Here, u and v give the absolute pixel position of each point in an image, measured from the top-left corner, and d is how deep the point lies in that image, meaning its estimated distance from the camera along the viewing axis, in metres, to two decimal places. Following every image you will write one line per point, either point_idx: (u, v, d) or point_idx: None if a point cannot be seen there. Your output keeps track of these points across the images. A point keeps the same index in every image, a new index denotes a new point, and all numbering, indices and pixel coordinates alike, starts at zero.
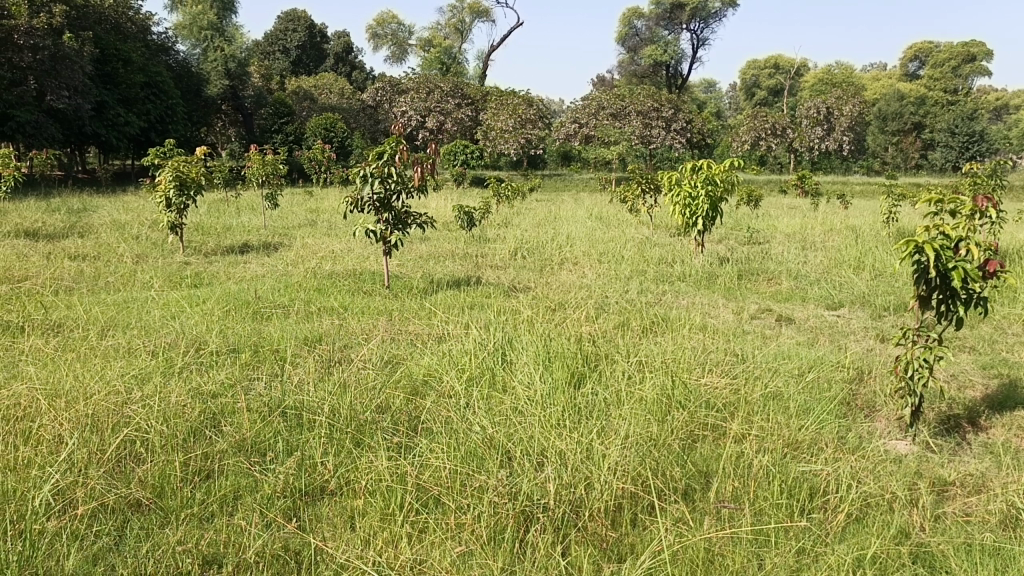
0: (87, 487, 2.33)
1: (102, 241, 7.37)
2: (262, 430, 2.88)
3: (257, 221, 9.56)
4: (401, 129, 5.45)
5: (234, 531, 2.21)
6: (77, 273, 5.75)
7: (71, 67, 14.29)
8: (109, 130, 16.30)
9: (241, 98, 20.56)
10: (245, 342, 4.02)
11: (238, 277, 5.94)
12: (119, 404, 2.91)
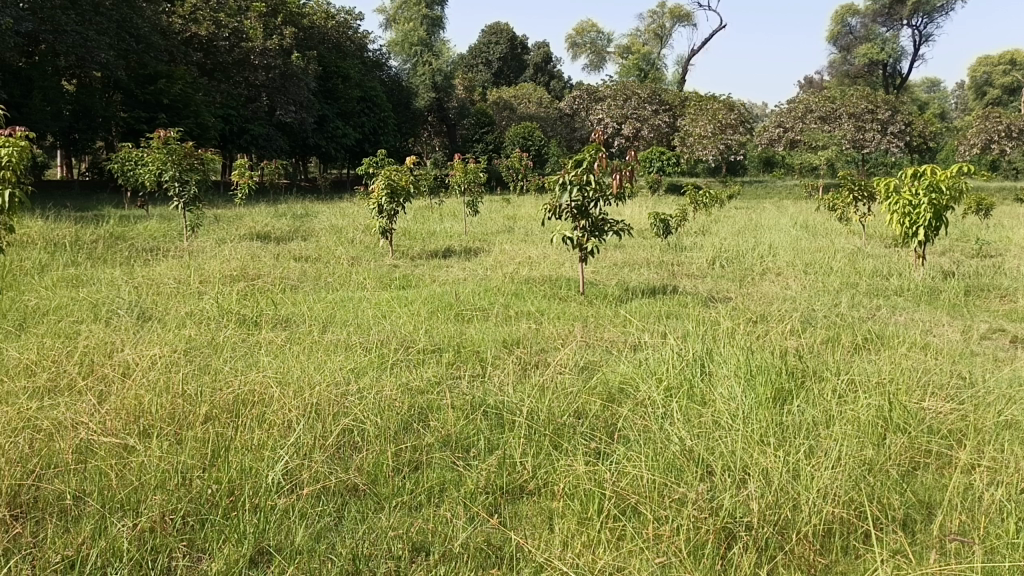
0: (312, 470, 2.54)
1: (322, 243, 8.00)
2: (466, 427, 3.01)
3: (460, 227, 9.99)
4: (601, 137, 5.48)
5: (440, 522, 2.33)
6: (301, 273, 6.27)
7: (298, 84, 15.78)
8: (328, 141, 17.73)
9: (446, 109, 21.58)
10: (448, 342, 4.22)
11: (442, 280, 6.24)
12: (339, 395, 3.15)
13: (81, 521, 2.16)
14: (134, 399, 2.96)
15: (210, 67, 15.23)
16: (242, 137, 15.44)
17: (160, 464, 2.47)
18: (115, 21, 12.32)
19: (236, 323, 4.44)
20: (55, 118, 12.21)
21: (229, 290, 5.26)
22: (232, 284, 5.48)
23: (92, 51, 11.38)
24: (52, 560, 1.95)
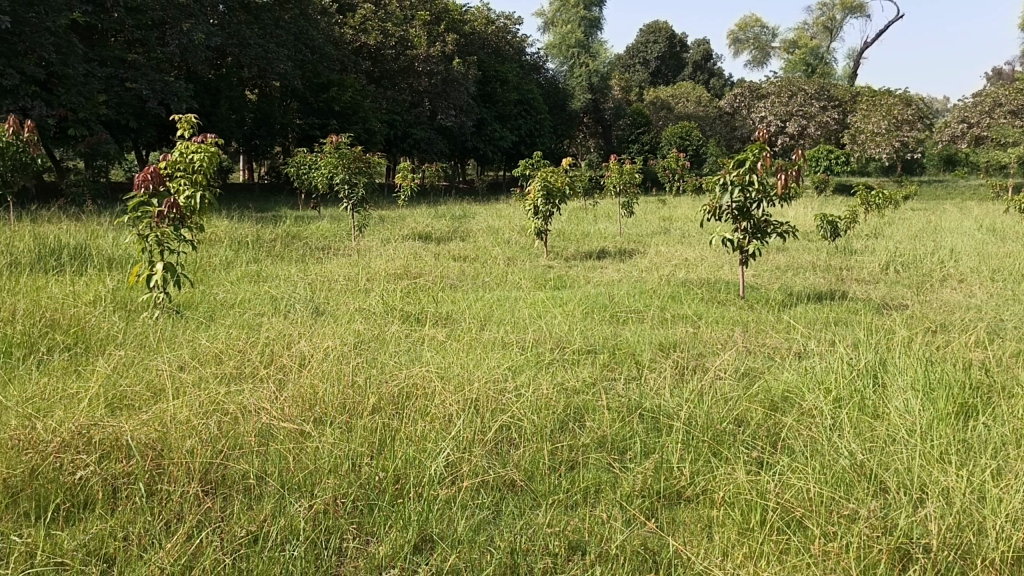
0: (471, 463, 2.61)
1: (480, 244, 8.18)
2: (621, 429, 2.99)
3: (615, 228, 9.95)
4: (766, 136, 5.29)
5: (597, 522, 2.33)
6: (459, 272, 6.45)
7: (459, 88, 16.28)
8: (486, 144, 18.21)
9: (602, 110, 21.62)
10: (604, 344, 4.21)
11: (597, 281, 6.24)
12: (498, 392, 3.23)
13: (262, 499, 2.32)
14: (309, 388, 3.15)
15: (377, 75, 15.98)
16: (406, 141, 16.31)
17: (332, 451, 2.61)
18: (293, 33, 13.29)
19: (400, 319, 4.63)
20: (240, 125, 13.32)
21: (393, 288, 5.49)
22: (396, 282, 5.71)
23: (273, 63, 12.38)
24: (237, 533, 2.11)
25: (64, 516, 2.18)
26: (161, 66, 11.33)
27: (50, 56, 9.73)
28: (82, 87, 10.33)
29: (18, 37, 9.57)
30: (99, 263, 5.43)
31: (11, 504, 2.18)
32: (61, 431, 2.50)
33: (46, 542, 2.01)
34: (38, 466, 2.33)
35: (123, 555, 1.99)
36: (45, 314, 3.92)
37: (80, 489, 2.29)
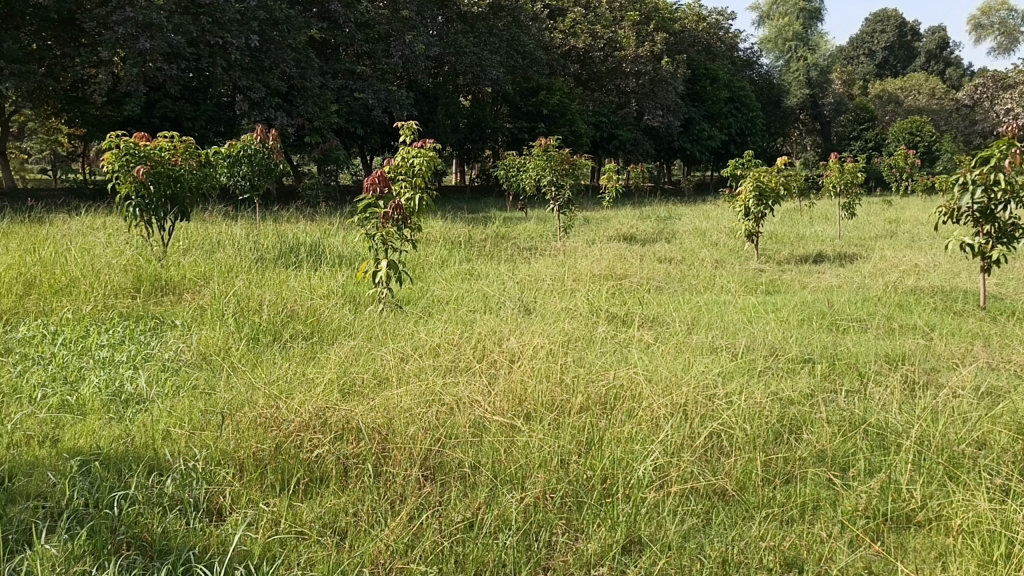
0: (681, 469, 2.57)
1: (687, 246, 8.04)
2: (843, 445, 2.83)
3: (834, 231, 9.39)
4: (1014, 129, 4.66)
5: (815, 540, 2.22)
6: (666, 274, 6.36)
7: (667, 88, 16.10)
8: (694, 144, 18.05)
9: (820, 106, 20.90)
10: (822, 353, 3.99)
11: (813, 286, 5.92)
12: (708, 398, 3.16)
13: (477, 488, 2.42)
14: (520, 384, 3.24)
15: (585, 77, 16.17)
16: (612, 142, 16.44)
17: (543, 447, 2.67)
18: (506, 40, 13.84)
19: (607, 320, 4.65)
20: (454, 130, 14.08)
21: (599, 288, 5.52)
22: (602, 283, 5.72)
23: (486, 69, 12.91)
24: (454, 518, 2.22)
25: (303, 488, 2.39)
26: (386, 77, 12.14)
27: (291, 70, 10.79)
28: (318, 98, 11.31)
29: (266, 54, 10.72)
30: (330, 260, 5.89)
31: (260, 474, 2.42)
32: (301, 411, 2.74)
33: (289, 511, 2.22)
34: (282, 442, 2.57)
35: (354, 528, 2.15)
36: (286, 306, 4.32)
37: (316, 465, 2.49)
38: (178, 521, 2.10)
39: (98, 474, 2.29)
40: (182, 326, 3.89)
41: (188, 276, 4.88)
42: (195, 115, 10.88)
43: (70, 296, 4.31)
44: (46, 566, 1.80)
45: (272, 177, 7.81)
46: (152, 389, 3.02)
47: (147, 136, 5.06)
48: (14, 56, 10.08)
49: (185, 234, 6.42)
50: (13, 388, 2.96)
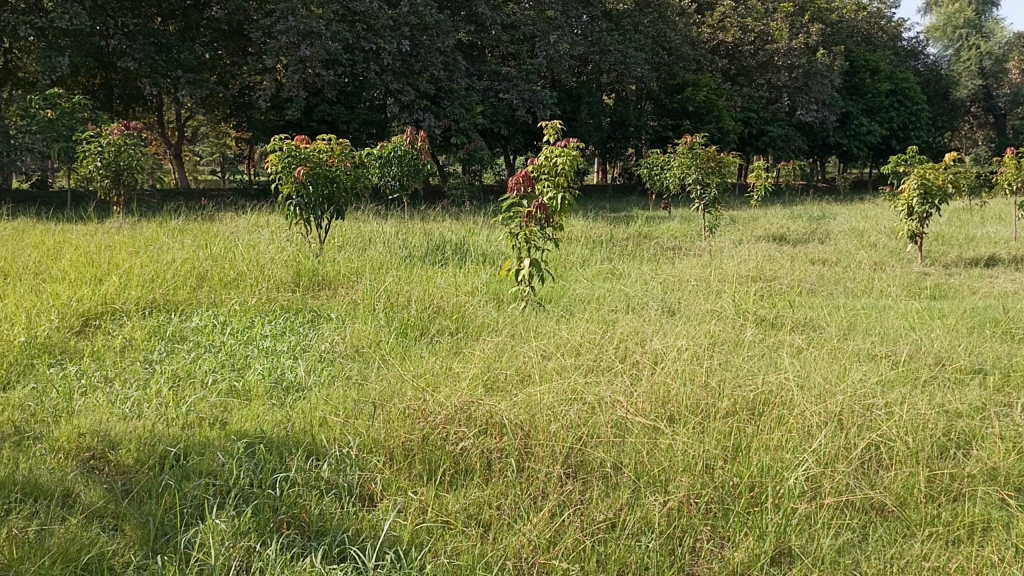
0: (835, 480, 2.45)
1: (842, 247, 7.65)
2: (1019, 464, 2.62)
3: (1009, 233, 8.67)
4: None
5: (985, 564, 2.07)
6: (818, 276, 6.07)
7: (822, 81, 15.33)
8: (851, 139, 17.14)
9: (995, 97, 19.45)
10: (995, 364, 3.70)
11: (984, 291, 5.49)
12: (866, 408, 3.00)
13: (620, 488, 2.40)
14: (664, 385, 3.19)
15: (734, 72, 15.73)
16: (762, 138, 15.91)
17: (687, 450, 2.61)
18: (651, 37, 13.69)
19: (755, 322, 4.50)
20: (597, 129, 14.05)
21: (747, 290, 5.35)
22: (750, 285, 5.53)
23: (631, 67, 12.82)
24: (596, 517, 2.21)
25: (449, 480, 2.45)
26: (530, 77, 12.28)
27: (439, 73, 11.12)
28: (464, 100, 11.60)
29: (416, 58, 11.13)
30: (474, 257, 6.00)
31: (408, 463, 2.50)
32: (447, 404, 2.81)
33: (435, 501, 2.28)
34: (429, 433, 2.64)
35: (497, 522, 2.19)
36: (432, 302, 4.45)
37: (461, 458, 2.55)
38: (333, 505, 2.21)
39: (262, 456, 2.44)
40: (336, 319, 4.09)
41: (342, 271, 5.12)
42: (349, 118, 11.41)
43: (237, 288, 4.62)
44: (218, 539, 1.94)
45: (420, 177, 8.05)
46: (310, 378, 3.19)
47: (308, 139, 5.35)
48: (191, 66, 10.95)
49: (339, 232, 6.74)
50: (188, 373, 3.21)
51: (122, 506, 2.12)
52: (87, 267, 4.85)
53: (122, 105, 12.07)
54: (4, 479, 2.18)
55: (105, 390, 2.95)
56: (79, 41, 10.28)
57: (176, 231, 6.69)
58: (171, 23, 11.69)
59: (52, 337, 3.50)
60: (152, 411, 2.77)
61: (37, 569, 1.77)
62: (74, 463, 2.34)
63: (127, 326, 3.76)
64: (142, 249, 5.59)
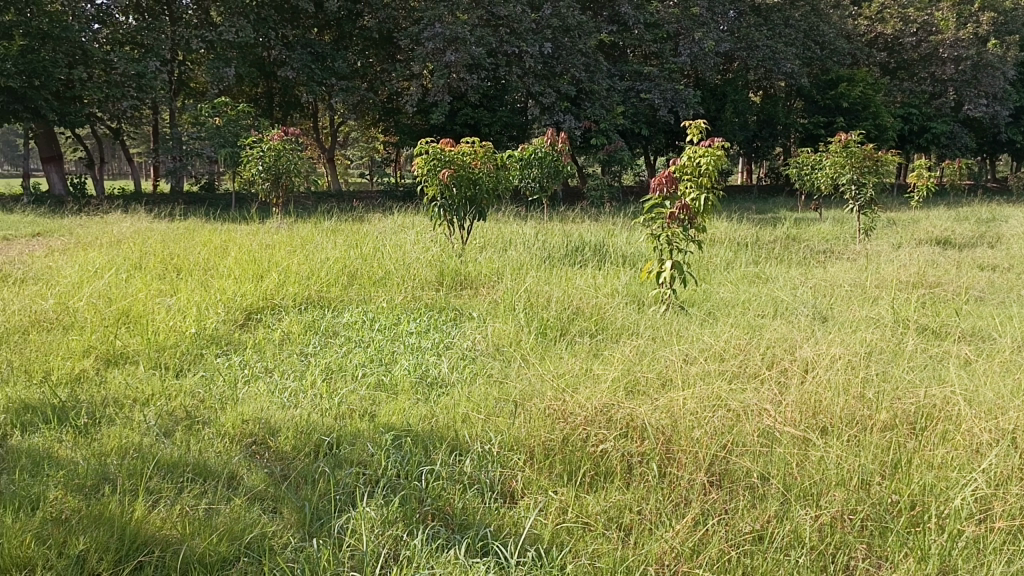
0: (1008, 504, 2.26)
1: (1017, 252, 7.04)
2: None
3: None
4: None
5: None
6: (988, 284, 5.61)
7: (993, 73, 13.92)
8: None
9: None
10: None
11: None
12: None
13: (768, 500, 2.31)
14: (815, 396, 3.04)
15: (893, 66, 14.89)
16: (924, 136, 14.93)
17: (841, 462, 2.48)
18: (803, 31, 13.17)
19: (916, 331, 4.22)
20: (743, 128, 13.64)
21: (907, 297, 5.02)
22: (911, 291, 5.19)
23: (780, 62, 12.31)
24: (742, 529, 2.14)
25: (590, 481, 2.44)
26: (673, 76, 12.07)
27: (580, 74, 11.14)
28: (605, 101, 11.55)
29: (558, 60, 11.20)
30: (614, 259, 5.94)
31: (548, 463, 2.51)
32: (588, 405, 2.80)
33: (576, 502, 2.28)
34: (570, 434, 2.64)
35: (639, 527, 2.16)
36: (572, 303, 4.44)
37: (601, 460, 2.53)
38: (475, 500, 2.26)
39: (409, 448, 2.52)
40: (478, 318, 4.16)
41: (484, 271, 5.21)
42: (491, 121, 11.62)
43: (385, 287, 4.80)
44: (368, 526, 2.02)
45: (560, 179, 8.09)
46: (453, 375, 3.27)
47: (453, 142, 5.46)
48: (344, 73, 11.50)
49: (481, 233, 6.86)
50: (339, 366, 3.36)
51: (280, 489, 2.24)
52: (250, 264, 5.17)
53: (282, 112, 12.82)
54: (178, 459, 2.35)
55: (266, 380, 3.14)
56: (245, 53, 11.01)
57: (329, 232, 7.02)
58: (328, 33, 12.32)
59: (219, 329, 3.76)
60: (307, 402, 2.92)
61: (206, 543, 1.90)
62: (238, 447, 2.50)
63: (285, 321, 3.98)
64: (297, 248, 5.91)
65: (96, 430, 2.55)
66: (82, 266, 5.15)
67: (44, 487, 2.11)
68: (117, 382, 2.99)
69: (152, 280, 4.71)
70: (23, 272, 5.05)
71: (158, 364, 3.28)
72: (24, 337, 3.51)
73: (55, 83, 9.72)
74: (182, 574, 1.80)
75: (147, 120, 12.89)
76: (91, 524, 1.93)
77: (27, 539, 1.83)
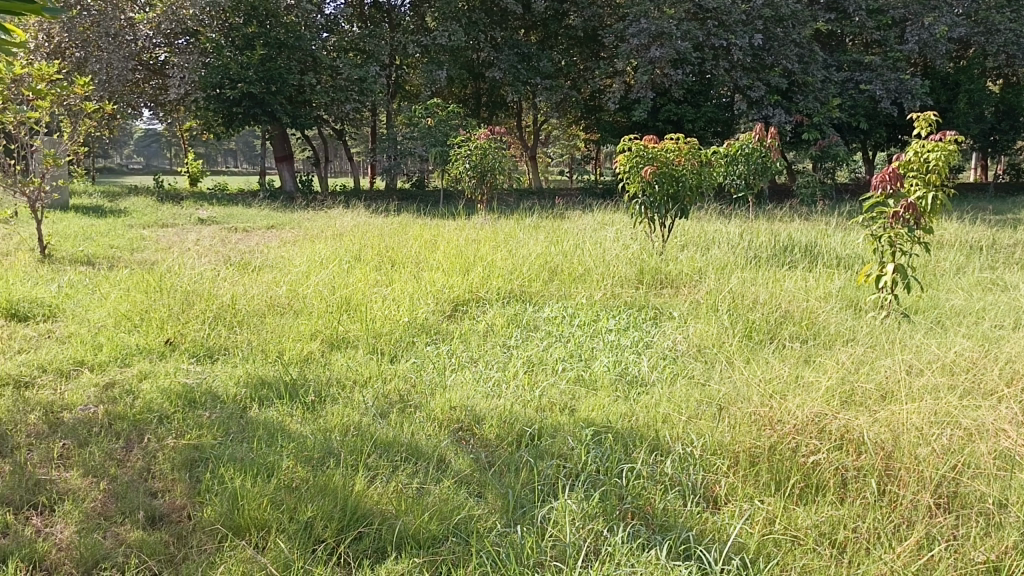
0: None
1: None
2: None
3: None
4: None
5: None
6: None
7: None
8: None
9: None
10: None
11: None
12: None
13: (1007, 529, 2.04)
14: None
15: None
16: None
17: None
18: None
19: None
20: (978, 120, 12.41)
21: None
22: None
23: None
24: (975, 558, 1.91)
25: (799, 493, 2.26)
26: (898, 64, 11.20)
27: (793, 66, 10.64)
28: (820, 93, 10.94)
29: (769, 52, 10.81)
30: (827, 259, 5.55)
31: (753, 471, 2.34)
32: (798, 413, 2.59)
33: (784, 513, 2.13)
34: (777, 442, 2.44)
35: (853, 546, 1.98)
36: (780, 306, 4.16)
37: (812, 472, 2.33)
38: (677, 502, 2.16)
39: (610, 444, 2.46)
40: (679, 317, 4.02)
41: (685, 269, 5.07)
42: (696, 116, 11.33)
43: (584, 283, 4.83)
44: (570, 519, 1.98)
45: (768, 176, 7.70)
46: (653, 374, 3.14)
47: (656, 138, 5.24)
48: (548, 72, 11.70)
49: (683, 231, 6.69)
50: (540, 359, 3.35)
51: (486, 475, 2.25)
52: (458, 258, 5.39)
53: (488, 112, 13.25)
54: (393, 439, 2.43)
55: (471, 369, 3.21)
56: (456, 55, 11.50)
57: (530, 228, 7.16)
58: (534, 33, 12.60)
59: (429, 319, 3.96)
60: (509, 392, 2.92)
61: (419, 521, 1.95)
62: (445, 432, 2.55)
63: (489, 313, 4.11)
64: (501, 243, 6.10)
65: (321, 407, 2.72)
66: (310, 257, 5.61)
67: (278, 456, 2.26)
68: (340, 364, 3.20)
69: (369, 271, 5.04)
70: (260, 261, 5.57)
71: (375, 350, 3.49)
72: (262, 319, 3.88)
73: (288, 88, 10.70)
74: (398, 549, 1.86)
75: (366, 121, 13.77)
76: (318, 493, 2.04)
77: (265, 503, 1.96)
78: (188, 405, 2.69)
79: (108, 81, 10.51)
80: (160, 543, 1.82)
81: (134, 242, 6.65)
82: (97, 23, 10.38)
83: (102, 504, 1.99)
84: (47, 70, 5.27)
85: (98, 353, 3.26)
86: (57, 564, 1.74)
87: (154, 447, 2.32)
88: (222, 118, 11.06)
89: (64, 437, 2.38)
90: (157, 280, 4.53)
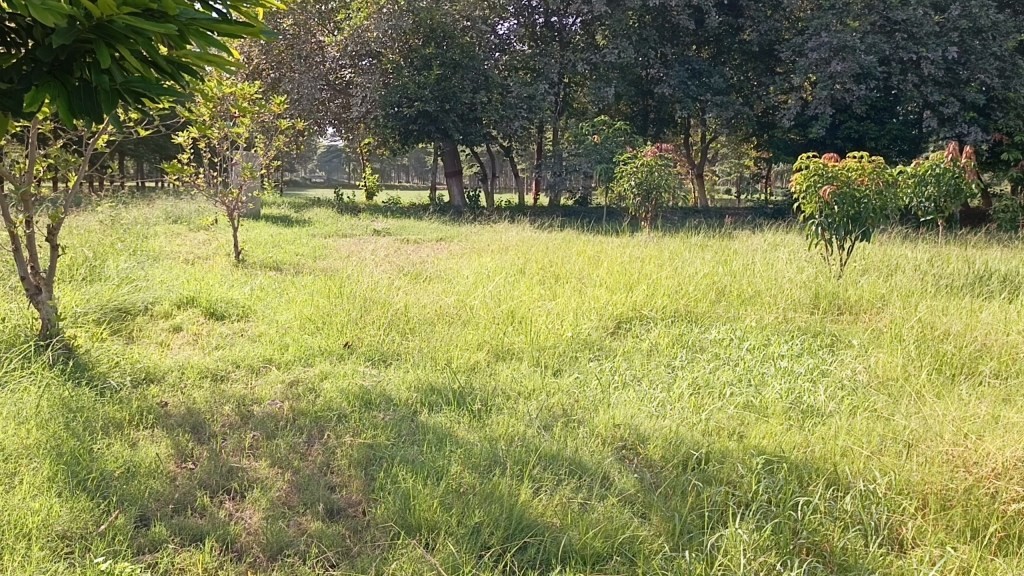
0: None
1: None
2: None
3: None
4: None
5: None
6: None
7: None
8: None
9: None
10: None
11: None
12: None
13: None
14: None
15: None
16: None
17: None
18: None
19: None
20: None
21: None
22: None
23: None
24: None
25: (998, 543, 1.92)
26: None
27: (992, 81, 9.76)
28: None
29: (965, 65, 9.97)
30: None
31: (946, 514, 2.01)
32: (1000, 455, 2.24)
33: (982, 562, 1.80)
34: (974, 485, 2.12)
35: None
36: (977, 338, 3.73)
37: (1014, 522, 1.98)
38: (858, 542, 1.89)
39: (783, 475, 2.23)
40: (859, 346, 3.73)
41: (866, 295, 4.74)
42: (879, 134, 10.77)
43: (755, 305, 4.65)
44: (741, 548, 1.80)
45: (961, 199, 7.07)
46: (830, 405, 2.90)
47: (836, 156, 4.90)
48: (720, 88, 11.38)
49: (861, 255, 6.30)
50: (707, 382, 3.21)
51: (650, 496, 2.15)
52: (622, 275, 5.36)
53: (656, 129, 13.09)
54: (557, 452, 2.39)
55: (634, 388, 3.12)
56: (625, 73, 11.47)
57: (697, 247, 7.02)
58: (705, 49, 12.38)
59: (593, 335, 3.93)
60: (674, 414, 2.80)
61: (584, 536, 1.89)
62: (609, 450, 2.46)
63: (653, 332, 4.02)
64: (667, 262, 5.98)
65: (488, 416, 2.74)
66: (478, 270, 5.73)
67: (447, 461, 2.29)
68: (505, 375, 3.23)
69: (534, 285, 5.11)
70: (431, 272, 5.77)
71: (538, 363, 3.50)
72: (432, 327, 4.01)
73: (461, 106, 11.05)
74: (563, 563, 1.81)
75: (534, 138, 14.01)
76: (485, 499, 2.05)
77: (435, 504, 1.99)
78: (364, 406, 2.80)
79: (298, 100, 11.39)
80: (338, 535, 1.90)
81: (317, 250, 7.07)
82: (291, 46, 11.59)
83: (286, 494, 2.10)
84: (248, 90, 5.67)
85: (285, 353, 3.48)
86: (247, 547, 1.83)
87: (333, 443, 2.44)
88: (398, 134, 11.60)
89: (255, 428, 2.55)
90: (339, 287, 4.79)
